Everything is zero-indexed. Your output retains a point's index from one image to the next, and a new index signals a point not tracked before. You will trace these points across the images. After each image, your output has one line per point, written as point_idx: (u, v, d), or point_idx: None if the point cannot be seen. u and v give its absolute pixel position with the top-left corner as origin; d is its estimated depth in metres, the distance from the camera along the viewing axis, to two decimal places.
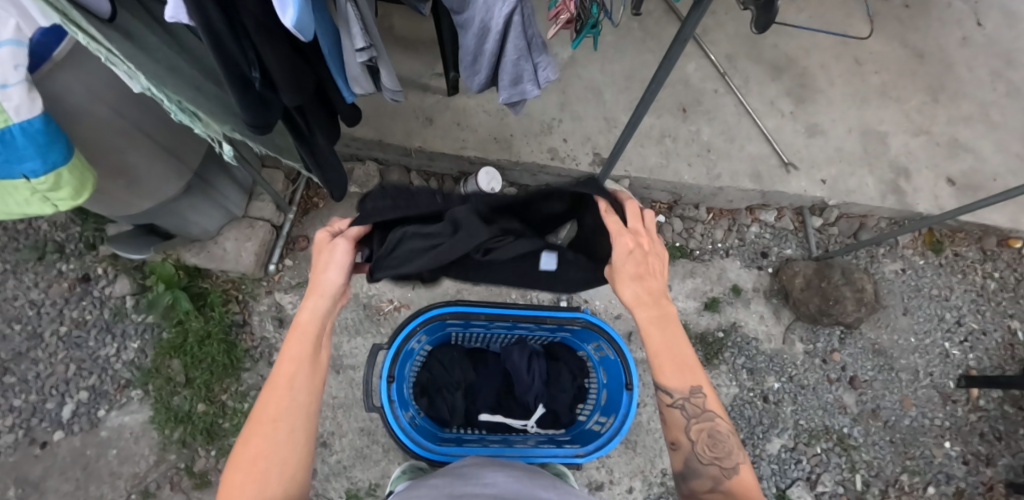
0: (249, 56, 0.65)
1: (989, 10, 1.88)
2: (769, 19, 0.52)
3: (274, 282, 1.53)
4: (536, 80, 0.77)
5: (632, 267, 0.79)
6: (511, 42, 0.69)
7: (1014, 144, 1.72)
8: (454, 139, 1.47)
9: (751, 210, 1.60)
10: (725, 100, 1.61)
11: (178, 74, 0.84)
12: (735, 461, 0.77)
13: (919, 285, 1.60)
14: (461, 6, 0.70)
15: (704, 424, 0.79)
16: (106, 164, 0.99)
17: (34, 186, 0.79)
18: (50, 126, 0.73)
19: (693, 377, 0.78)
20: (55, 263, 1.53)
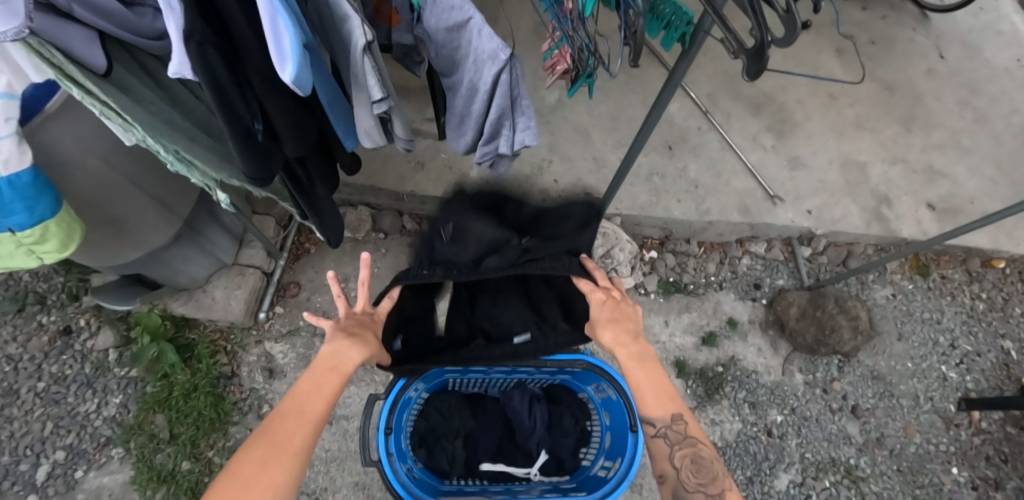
0: (253, 111, 0.65)
1: (949, 46, 1.99)
2: (760, 67, 0.53)
3: (264, 331, 1.49)
4: (513, 143, 0.77)
5: (605, 316, 0.83)
6: (497, 103, 0.69)
7: (988, 168, 1.78)
8: (447, 183, 1.48)
9: (741, 243, 1.62)
10: (709, 137, 1.66)
11: (171, 125, 0.84)
12: (723, 490, 0.70)
13: (910, 309, 1.62)
14: (450, 68, 0.71)
15: (690, 453, 0.74)
16: (96, 215, 0.98)
17: (19, 239, 0.78)
18: (39, 179, 0.73)
19: (674, 405, 0.76)
20: (36, 315, 1.50)
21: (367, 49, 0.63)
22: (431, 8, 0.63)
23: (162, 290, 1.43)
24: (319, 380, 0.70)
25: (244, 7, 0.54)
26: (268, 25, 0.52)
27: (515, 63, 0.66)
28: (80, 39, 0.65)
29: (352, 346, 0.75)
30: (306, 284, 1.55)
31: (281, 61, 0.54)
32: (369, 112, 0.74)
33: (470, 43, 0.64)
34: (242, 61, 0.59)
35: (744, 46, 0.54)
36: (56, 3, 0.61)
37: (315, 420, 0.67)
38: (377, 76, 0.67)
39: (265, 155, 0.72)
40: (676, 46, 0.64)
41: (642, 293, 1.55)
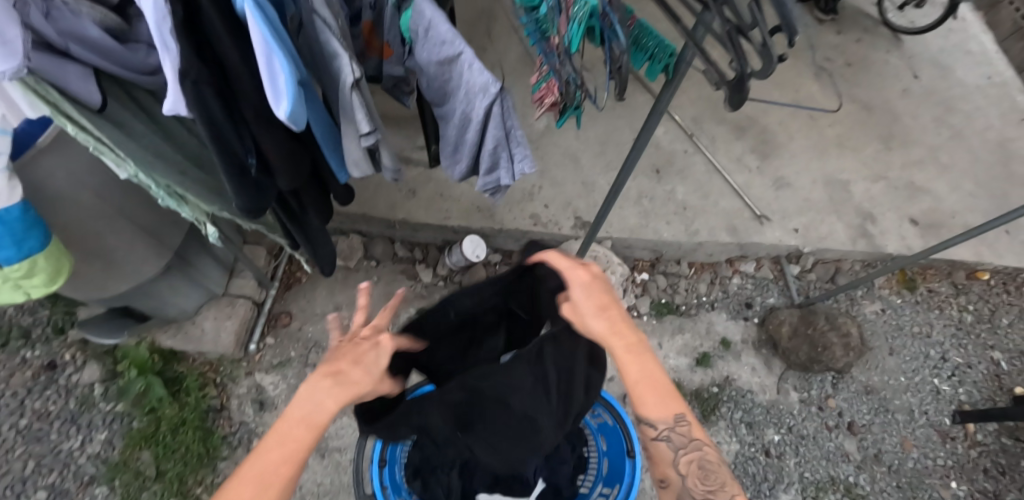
0: (246, 145, 0.65)
1: (921, 67, 2.07)
2: (741, 97, 0.54)
3: (254, 362, 1.47)
4: (512, 172, 0.77)
5: (596, 306, 0.76)
6: (491, 132, 0.70)
7: (966, 183, 1.82)
8: (438, 210, 1.49)
9: (730, 262, 1.64)
10: (695, 159, 1.69)
11: (162, 158, 0.84)
12: (731, 494, 0.70)
13: (900, 324, 1.64)
14: (442, 98, 0.71)
15: (695, 457, 0.73)
16: (84, 248, 0.97)
17: (7, 274, 0.78)
18: (28, 214, 0.75)
19: (675, 404, 0.73)
20: (20, 350, 1.47)
21: (355, 85, 0.65)
22: (423, 43, 0.63)
23: (150, 323, 1.41)
24: (285, 438, 0.61)
25: (239, 45, 0.55)
26: (263, 64, 0.52)
27: (507, 95, 0.67)
28: (77, 77, 0.66)
29: (327, 393, 0.64)
30: (297, 314, 1.53)
31: (277, 97, 0.55)
32: (357, 145, 0.75)
33: (461, 76, 0.65)
34: (236, 97, 0.59)
35: (726, 78, 0.55)
36: (54, 43, 0.63)
37: (277, 488, 0.59)
38: (365, 110, 0.67)
39: (259, 190, 0.71)
40: (660, 76, 0.66)
41: (635, 316, 1.55)
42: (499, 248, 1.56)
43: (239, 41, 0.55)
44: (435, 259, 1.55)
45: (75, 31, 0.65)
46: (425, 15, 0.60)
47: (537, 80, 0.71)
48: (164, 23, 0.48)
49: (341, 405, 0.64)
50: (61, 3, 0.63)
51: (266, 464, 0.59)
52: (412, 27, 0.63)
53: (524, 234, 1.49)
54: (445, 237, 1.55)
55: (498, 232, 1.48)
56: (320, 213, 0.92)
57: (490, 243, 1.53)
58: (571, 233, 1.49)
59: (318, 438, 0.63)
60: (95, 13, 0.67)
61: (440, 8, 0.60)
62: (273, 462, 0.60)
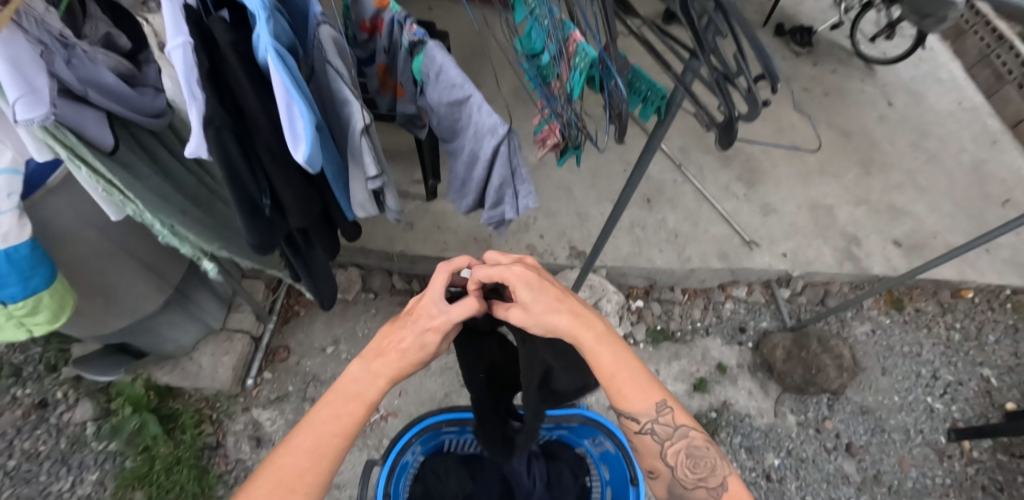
0: (261, 185, 0.67)
1: (895, 95, 2.17)
2: (731, 139, 0.58)
3: (252, 398, 1.46)
4: (516, 207, 0.78)
5: (550, 299, 0.68)
6: (498, 170, 0.72)
7: (945, 205, 1.89)
8: (435, 242, 1.52)
9: (722, 288, 1.67)
10: (684, 188, 1.74)
11: (164, 198, 0.86)
12: (723, 478, 0.65)
13: (890, 344, 1.67)
14: (451, 136, 0.74)
15: (683, 445, 0.68)
16: (86, 284, 0.98)
17: (10, 311, 0.78)
18: (35, 251, 0.76)
19: (656, 391, 0.68)
20: (10, 388, 1.45)
21: (365, 130, 0.68)
22: (434, 85, 0.67)
23: (147, 359, 1.40)
24: (337, 411, 0.63)
25: (260, 93, 0.58)
26: (282, 109, 0.55)
27: (515, 135, 0.69)
28: (93, 122, 0.68)
29: (380, 376, 0.66)
30: (296, 348, 1.52)
31: (294, 141, 0.57)
32: (363, 187, 0.77)
33: (470, 117, 0.68)
34: (254, 142, 0.62)
35: (715, 121, 0.59)
36: (75, 90, 0.66)
37: (329, 460, 0.62)
38: (373, 154, 0.70)
39: (269, 227, 0.73)
40: (653, 116, 0.69)
41: (631, 343, 1.56)
42: None
43: (259, 89, 0.58)
44: None
45: (93, 79, 0.68)
46: (435, 60, 0.65)
47: (539, 123, 0.75)
48: (190, 71, 0.51)
49: (392, 385, 0.66)
50: (82, 52, 0.67)
51: (317, 431, 0.62)
52: (424, 71, 0.67)
53: None
54: None
55: None
56: (327, 247, 0.93)
57: None
58: (567, 262, 1.51)
59: (369, 416, 0.65)
60: (109, 60, 0.73)
61: (451, 55, 0.64)
62: (325, 431, 0.62)
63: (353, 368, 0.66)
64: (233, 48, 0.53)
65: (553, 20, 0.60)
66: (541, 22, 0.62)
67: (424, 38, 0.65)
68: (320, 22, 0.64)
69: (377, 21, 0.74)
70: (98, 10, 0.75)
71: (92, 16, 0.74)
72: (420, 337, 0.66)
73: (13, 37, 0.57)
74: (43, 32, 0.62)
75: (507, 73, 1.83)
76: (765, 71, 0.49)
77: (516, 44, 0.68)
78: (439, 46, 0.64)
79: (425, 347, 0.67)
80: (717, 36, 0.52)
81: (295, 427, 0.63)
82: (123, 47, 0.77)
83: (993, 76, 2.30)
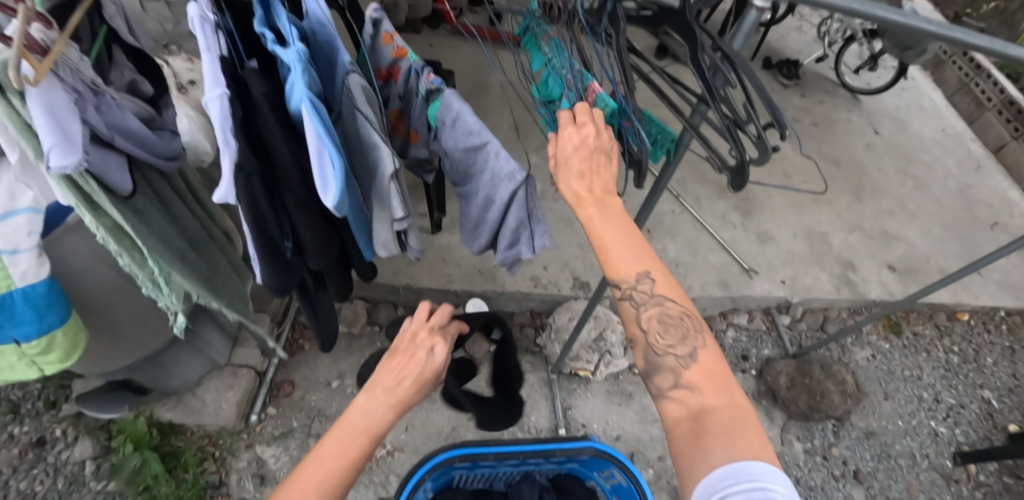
0: (284, 230, 0.70)
1: (881, 124, 2.25)
2: (742, 181, 0.61)
3: (255, 434, 1.44)
4: (532, 247, 0.80)
5: (572, 170, 0.62)
6: (514, 212, 0.74)
7: (936, 229, 1.94)
8: (441, 274, 1.54)
9: (723, 316, 1.69)
10: (683, 218, 1.78)
11: (166, 243, 0.86)
12: (694, 347, 0.59)
13: (891, 368, 1.68)
14: (464, 180, 0.77)
15: (657, 314, 0.60)
16: (97, 321, 0.98)
17: (23, 349, 0.78)
18: (53, 289, 0.75)
19: (642, 258, 0.60)
20: (7, 426, 1.43)
21: (394, 176, 0.71)
22: (451, 131, 0.70)
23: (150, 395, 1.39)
24: (345, 443, 0.61)
25: (289, 142, 0.61)
26: (315, 158, 0.57)
27: (531, 182, 0.73)
28: (115, 167, 0.69)
29: (387, 405, 0.65)
30: (300, 382, 1.52)
31: (324, 186, 0.59)
32: (389, 228, 0.79)
33: (486, 162, 0.71)
34: (280, 187, 0.65)
35: (727, 164, 0.62)
36: (103, 135, 0.66)
37: (332, 491, 0.59)
38: (399, 197, 0.74)
39: (288, 269, 0.74)
40: (663, 157, 0.72)
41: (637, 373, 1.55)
42: (500, 310, 1.59)
43: (289, 138, 0.61)
44: None
45: (118, 124, 0.69)
46: (452, 108, 0.69)
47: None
48: (225, 121, 0.54)
49: (397, 416, 0.66)
50: (110, 98, 0.68)
51: (325, 463, 0.60)
52: (439, 117, 0.71)
53: (525, 295, 1.53)
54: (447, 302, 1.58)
55: (499, 294, 1.52)
56: (339, 291, 0.92)
57: (492, 305, 1.56)
58: (570, 293, 1.54)
59: (373, 447, 0.63)
60: (133, 105, 0.74)
61: (467, 103, 0.68)
62: (333, 462, 0.60)
63: (358, 402, 0.65)
64: (266, 98, 0.58)
65: (573, 71, 0.70)
66: (560, 73, 0.72)
67: (441, 86, 0.70)
68: (349, 70, 0.68)
69: (393, 69, 0.79)
70: (124, 57, 0.77)
71: (117, 63, 0.76)
72: (430, 358, 0.70)
73: (52, 87, 0.58)
74: (77, 80, 0.63)
75: (506, 110, 1.89)
76: (773, 120, 0.54)
77: (532, 90, 0.78)
78: (455, 94, 0.68)
79: (436, 369, 0.70)
80: (726, 86, 0.59)
81: (300, 462, 0.60)
82: (146, 93, 0.78)
83: (973, 103, 2.43)
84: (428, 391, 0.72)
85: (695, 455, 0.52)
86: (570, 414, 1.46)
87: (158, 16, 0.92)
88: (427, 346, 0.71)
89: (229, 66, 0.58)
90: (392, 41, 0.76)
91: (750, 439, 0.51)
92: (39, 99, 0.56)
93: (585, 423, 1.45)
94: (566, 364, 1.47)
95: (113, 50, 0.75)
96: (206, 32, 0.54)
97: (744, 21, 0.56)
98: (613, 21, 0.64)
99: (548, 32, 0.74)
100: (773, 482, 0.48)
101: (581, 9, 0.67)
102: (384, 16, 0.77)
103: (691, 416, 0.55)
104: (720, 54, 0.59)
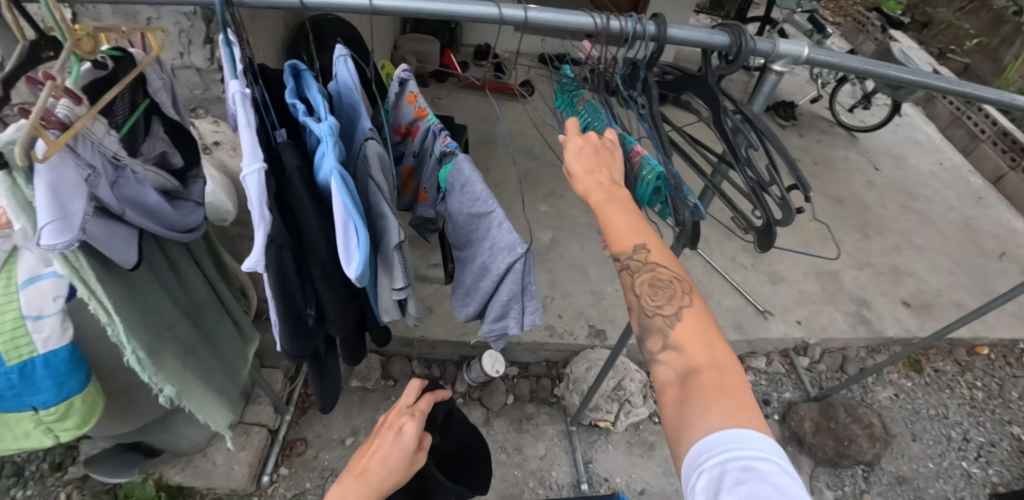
0: (307, 297, 0.70)
1: (880, 160, 2.30)
2: (768, 243, 0.64)
3: (266, 497, 1.36)
4: (521, 323, 0.80)
5: (585, 163, 0.62)
6: (507, 286, 0.75)
7: (945, 263, 1.94)
8: (455, 326, 1.53)
9: (742, 360, 1.65)
10: (694, 261, 1.79)
11: (156, 318, 0.83)
12: (680, 308, 0.58)
13: (916, 407, 1.65)
14: (466, 245, 0.79)
15: (647, 277, 0.58)
16: (111, 384, 0.96)
17: (40, 416, 0.76)
18: (74, 354, 0.74)
19: (637, 229, 0.58)
20: (8, 490, 1.32)
21: (399, 245, 0.73)
22: (460, 196, 0.73)
23: (161, 456, 1.32)
24: None
25: (320, 215, 0.64)
26: (340, 229, 0.59)
27: (530, 256, 0.74)
28: (122, 239, 0.68)
29: (357, 493, 0.64)
30: (313, 440, 1.47)
31: (348, 257, 0.60)
32: (389, 297, 0.79)
33: (488, 232, 0.73)
34: (307, 257, 0.67)
35: (753, 226, 0.66)
36: (112, 209, 0.65)
37: None
38: (402, 267, 0.75)
39: (306, 336, 0.74)
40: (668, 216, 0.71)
41: (656, 422, 1.51)
42: (515, 360, 1.57)
43: (320, 210, 0.64)
44: (453, 375, 1.56)
45: (134, 198, 0.68)
46: (464, 172, 0.72)
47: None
48: (263, 195, 0.55)
49: None
50: (131, 172, 0.67)
51: None
52: (450, 180, 0.74)
53: (540, 345, 1.51)
54: (462, 353, 1.57)
55: (514, 345, 1.50)
56: (354, 357, 0.88)
57: (507, 355, 1.54)
58: (586, 342, 1.53)
59: None
60: (157, 178, 0.73)
61: (476, 170, 0.72)
62: None
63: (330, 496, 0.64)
64: (298, 171, 0.61)
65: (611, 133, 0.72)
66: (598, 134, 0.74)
67: (455, 150, 0.75)
68: (369, 138, 0.73)
69: (412, 127, 0.85)
70: (162, 129, 0.76)
71: (153, 134, 0.75)
72: (400, 438, 0.70)
73: (63, 163, 0.57)
74: (97, 156, 0.62)
75: (512, 162, 1.94)
76: (797, 183, 0.59)
77: None
78: (467, 159, 0.72)
79: (409, 450, 0.69)
80: (749, 147, 0.64)
81: None
82: (174, 165, 0.78)
83: (967, 136, 2.50)
84: (407, 475, 0.70)
85: (680, 423, 0.51)
86: (591, 467, 1.42)
87: (188, 83, 0.97)
88: (399, 427, 0.71)
89: (263, 137, 0.62)
90: (415, 101, 0.82)
91: (730, 401, 0.49)
92: (46, 176, 0.55)
93: (607, 477, 1.41)
94: (586, 415, 1.45)
95: (152, 122, 0.75)
96: (246, 108, 0.56)
97: (763, 84, 0.69)
98: (646, 87, 0.69)
99: (583, 96, 0.77)
100: (752, 448, 0.46)
101: (617, 76, 0.71)
102: (412, 76, 0.82)
103: (678, 378, 0.54)
104: (740, 115, 0.67)
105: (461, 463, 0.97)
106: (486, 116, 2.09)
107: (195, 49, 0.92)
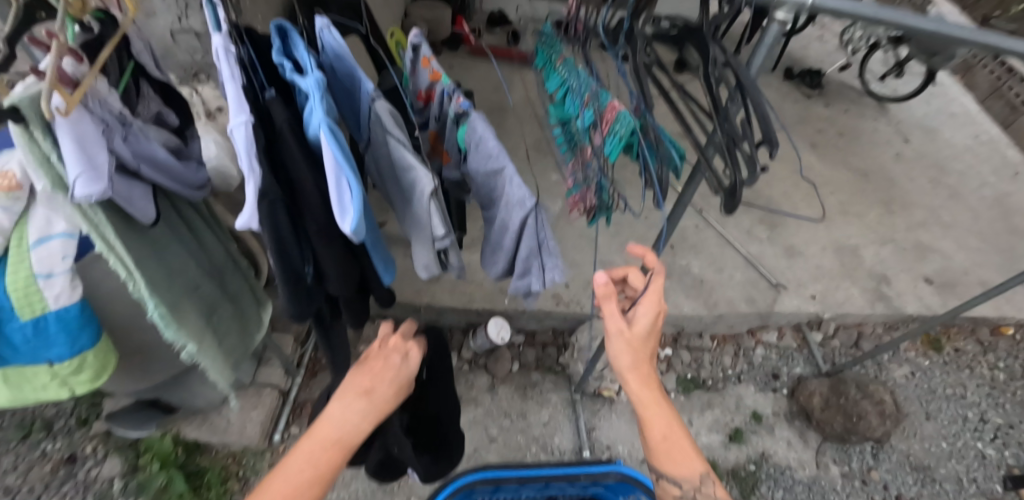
0: (304, 256, 0.70)
1: (910, 132, 2.20)
2: (734, 203, 0.60)
3: (278, 454, 1.41)
4: (544, 280, 0.81)
5: (634, 356, 0.70)
6: (526, 242, 0.74)
7: (973, 240, 1.86)
8: (462, 294, 1.53)
9: (752, 333, 1.63)
10: (707, 234, 1.75)
11: (178, 277, 0.83)
12: None
13: (932, 387, 1.61)
14: (489, 203, 0.78)
15: None
16: (129, 344, 0.99)
17: (57, 370, 0.79)
18: (85, 311, 0.76)
19: (694, 461, 0.68)
20: (40, 442, 1.38)
21: (433, 193, 0.71)
22: (475, 154, 0.71)
23: (177, 414, 1.37)
24: (316, 458, 0.60)
25: (313, 169, 0.63)
26: (333, 181, 0.58)
27: (542, 209, 0.72)
28: (140, 195, 0.68)
29: (361, 414, 0.63)
30: None
31: (342, 212, 0.58)
32: (432, 248, 0.79)
33: (503, 189, 0.72)
34: (302, 214, 0.66)
35: (723, 184, 0.61)
36: (128, 164, 0.65)
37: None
38: (441, 215, 0.74)
39: (305, 297, 0.73)
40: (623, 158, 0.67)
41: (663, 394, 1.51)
42: (522, 329, 1.57)
43: (313, 168, 0.63)
44: (460, 342, 1.55)
45: (145, 154, 0.68)
46: (477, 130, 0.70)
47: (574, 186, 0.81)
48: (251, 147, 0.54)
49: (374, 426, 0.64)
50: (137, 129, 0.68)
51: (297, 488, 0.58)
52: (465, 141, 0.72)
53: (547, 314, 1.50)
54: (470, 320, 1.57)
55: (521, 313, 1.50)
56: (358, 320, 0.88)
57: (514, 323, 1.54)
58: (593, 311, 1.51)
59: (346, 461, 0.62)
60: (161, 134, 0.74)
61: (492, 127, 0.69)
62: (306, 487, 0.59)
63: (328, 412, 0.63)
64: (289, 126, 0.61)
65: (589, 90, 0.67)
66: (576, 92, 0.70)
67: (469, 109, 0.72)
68: (375, 97, 0.70)
69: (431, 92, 0.83)
70: (151, 89, 0.75)
71: (144, 96, 0.74)
72: (405, 364, 0.69)
73: (81, 118, 0.58)
74: (105, 113, 0.62)
75: (524, 130, 1.90)
76: (765, 139, 0.55)
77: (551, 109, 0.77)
78: (481, 117, 0.69)
79: (410, 376, 0.69)
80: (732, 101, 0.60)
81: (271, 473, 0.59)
82: (171, 124, 0.78)
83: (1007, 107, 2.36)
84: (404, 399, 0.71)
85: None
86: (595, 435, 1.43)
87: (188, 47, 0.96)
88: (404, 354, 0.70)
89: (251, 93, 0.61)
90: (429, 65, 0.80)
91: None
92: (68, 129, 0.56)
93: (610, 445, 1.42)
94: (590, 384, 1.45)
95: (141, 83, 0.74)
96: (230, 63, 0.55)
97: (764, 37, 0.62)
98: (629, 39, 0.63)
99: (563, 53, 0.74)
100: None
101: (599, 28, 0.67)
102: (423, 41, 0.81)
103: None
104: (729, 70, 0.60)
105: (441, 431, 0.97)
106: (498, 83, 2.04)
107: (194, 12, 0.91)
